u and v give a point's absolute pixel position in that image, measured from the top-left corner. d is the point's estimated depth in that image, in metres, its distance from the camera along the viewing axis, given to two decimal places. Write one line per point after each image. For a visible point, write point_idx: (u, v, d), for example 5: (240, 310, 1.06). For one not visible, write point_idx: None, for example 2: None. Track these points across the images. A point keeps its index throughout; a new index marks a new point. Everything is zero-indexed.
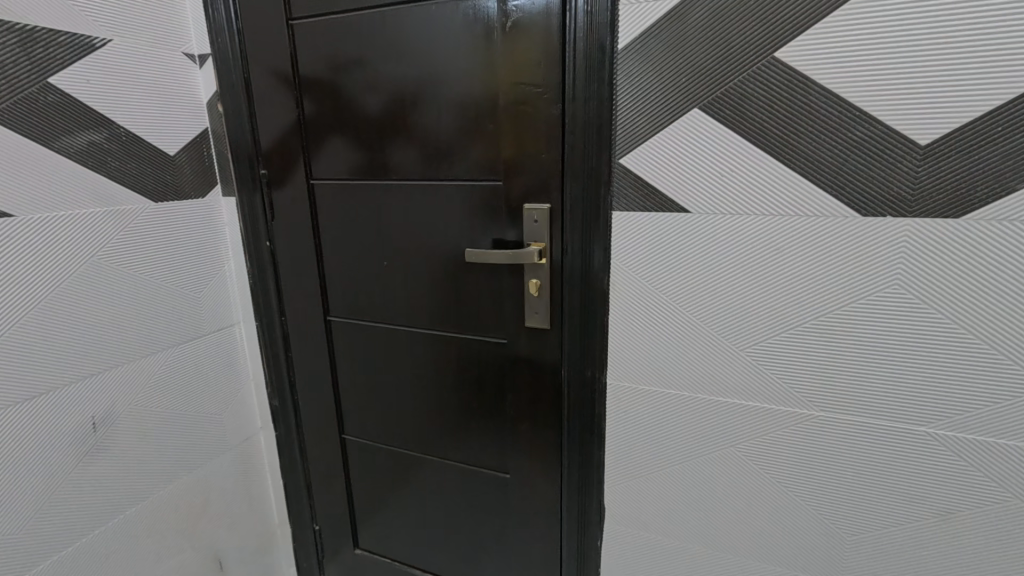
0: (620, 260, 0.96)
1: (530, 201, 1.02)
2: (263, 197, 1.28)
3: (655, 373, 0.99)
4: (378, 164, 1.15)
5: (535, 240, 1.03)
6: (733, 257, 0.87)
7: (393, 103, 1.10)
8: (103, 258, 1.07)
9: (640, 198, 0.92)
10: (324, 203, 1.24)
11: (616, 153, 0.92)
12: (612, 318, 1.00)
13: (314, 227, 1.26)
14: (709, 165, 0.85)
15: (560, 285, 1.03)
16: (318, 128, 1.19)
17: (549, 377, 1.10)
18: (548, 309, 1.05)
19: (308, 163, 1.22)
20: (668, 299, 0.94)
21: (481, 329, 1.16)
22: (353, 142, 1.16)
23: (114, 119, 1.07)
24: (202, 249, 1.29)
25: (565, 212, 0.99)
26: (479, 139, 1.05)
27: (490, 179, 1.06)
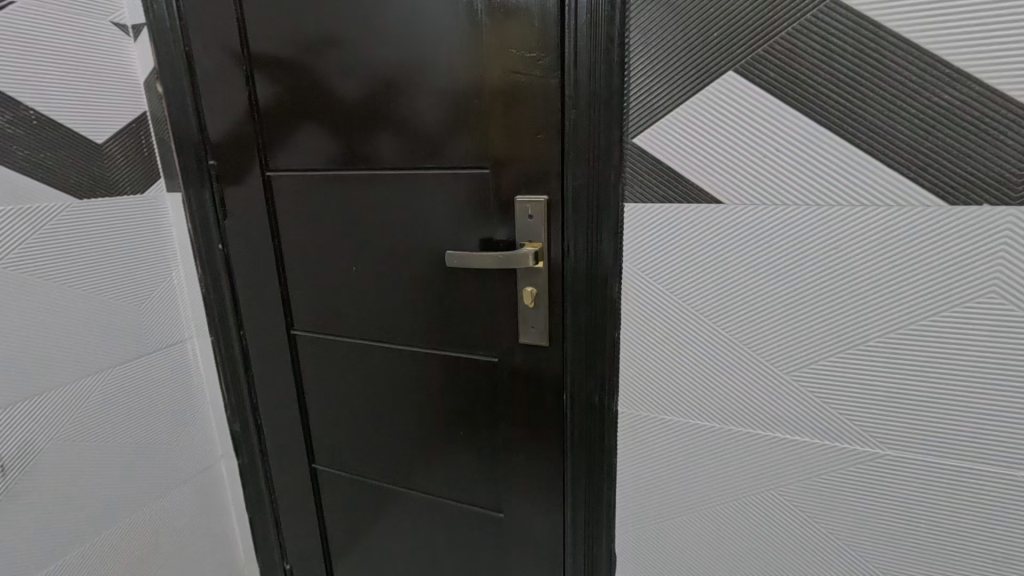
0: (634, 263, 0.78)
1: (525, 193, 0.84)
2: (213, 192, 1.10)
3: (678, 399, 0.81)
4: (344, 151, 0.98)
5: (530, 240, 0.85)
6: (778, 258, 0.70)
7: (357, 78, 0.92)
8: (12, 267, 0.89)
9: (658, 187, 0.74)
10: (284, 198, 1.06)
11: (628, 131, 0.74)
12: (625, 334, 0.82)
13: (273, 227, 1.08)
14: (747, 143, 0.68)
15: (561, 295, 0.86)
16: (273, 110, 1.01)
17: (548, 403, 0.93)
18: (547, 323, 0.87)
19: (263, 152, 1.04)
20: (693, 310, 0.77)
21: (467, 345, 0.98)
22: (314, 126, 0.98)
23: (21, 100, 0.89)
24: (144, 255, 1.10)
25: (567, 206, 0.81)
26: (460, 118, 0.87)
27: (475, 167, 0.88)
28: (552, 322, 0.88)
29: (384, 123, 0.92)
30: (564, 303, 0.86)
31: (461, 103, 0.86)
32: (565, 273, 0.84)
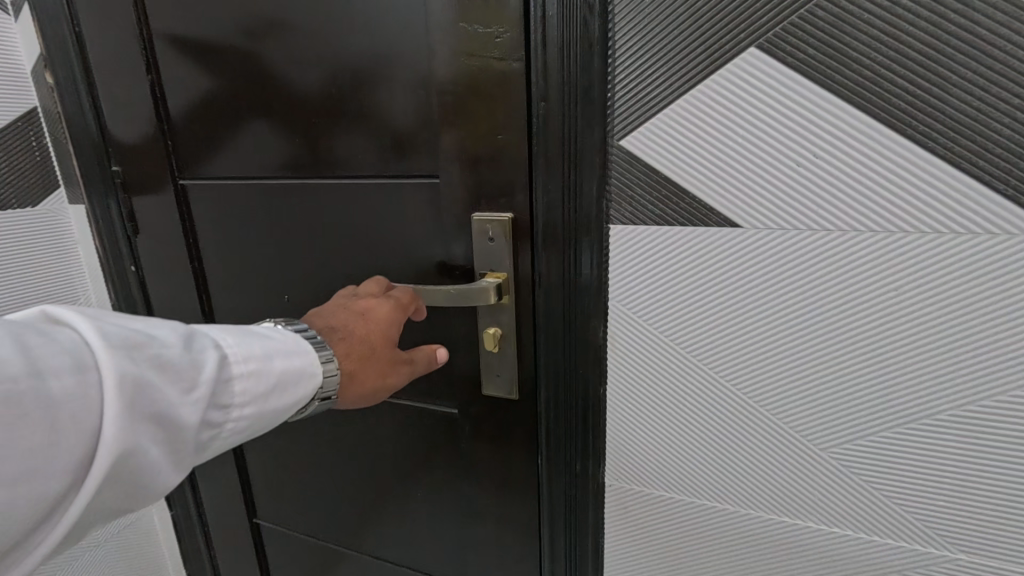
0: (622, 301, 0.61)
1: (483, 209, 0.65)
2: (120, 202, 0.91)
3: (678, 472, 0.64)
4: (266, 154, 0.79)
5: (492, 269, 0.66)
6: (814, 302, 0.52)
7: (277, 65, 0.73)
8: None
9: (653, 203, 0.56)
10: (202, 212, 0.88)
11: (613, 131, 0.57)
12: (611, 388, 0.65)
13: (192, 245, 0.90)
14: (772, 147, 0.50)
15: (531, 339, 0.67)
16: (183, 106, 0.82)
17: (518, 470, 0.74)
18: (515, 375, 0.69)
19: (173, 157, 0.86)
20: (697, 362, 0.59)
21: (418, 395, 0.79)
22: (230, 125, 0.80)
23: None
24: (35, 277, 0.92)
25: (536, 228, 0.63)
26: (402, 114, 0.68)
27: (422, 175, 0.69)
28: (521, 372, 0.69)
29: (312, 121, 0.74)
30: (536, 349, 0.67)
31: (403, 94, 0.67)
32: (536, 312, 0.66)
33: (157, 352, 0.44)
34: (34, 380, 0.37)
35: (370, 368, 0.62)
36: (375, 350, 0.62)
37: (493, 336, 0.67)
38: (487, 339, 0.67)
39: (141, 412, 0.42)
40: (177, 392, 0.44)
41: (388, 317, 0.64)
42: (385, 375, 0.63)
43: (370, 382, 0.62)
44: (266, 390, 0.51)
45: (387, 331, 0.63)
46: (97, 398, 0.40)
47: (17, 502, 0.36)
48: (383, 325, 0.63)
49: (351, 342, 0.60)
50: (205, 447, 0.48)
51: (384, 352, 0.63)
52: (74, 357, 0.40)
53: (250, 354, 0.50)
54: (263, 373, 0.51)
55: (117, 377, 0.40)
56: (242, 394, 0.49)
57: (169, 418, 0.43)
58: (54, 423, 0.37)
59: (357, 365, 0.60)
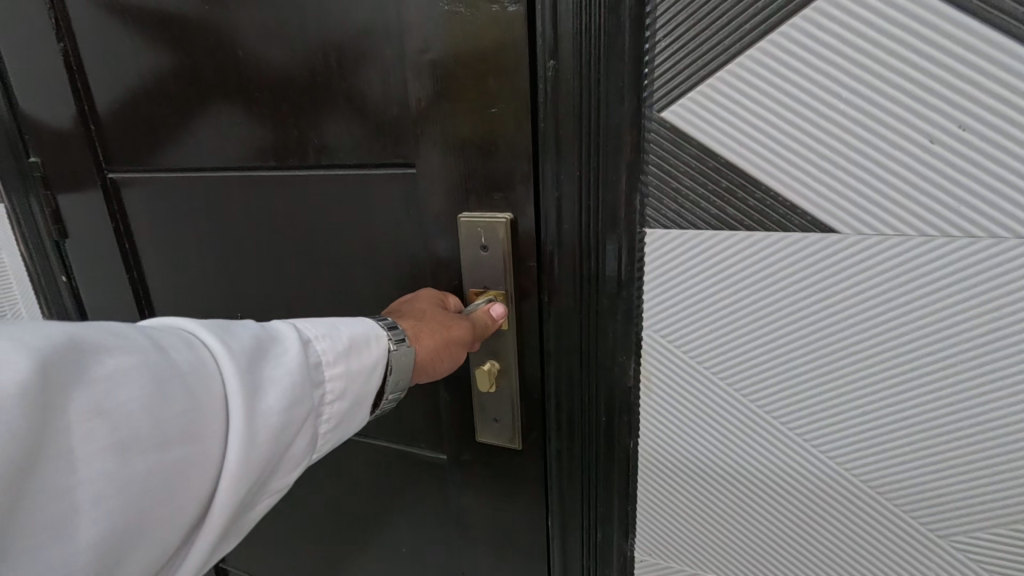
0: (661, 331, 0.45)
1: (473, 207, 0.49)
2: (39, 200, 0.75)
3: (733, 551, 0.49)
4: (201, 137, 0.62)
5: (485, 286, 0.50)
6: (948, 338, 0.36)
7: (203, 22, 0.56)
8: None
9: (708, 201, 0.40)
10: (135, 211, 0.72)
11: (652, 98, 0.40)
12: (645, 445, 0.49)
13: (127, 251, 0.74)
14: (893, 115, 0.34)
15: (537, 375, 0.52)
16: (98, 81, 0.66)
17: (523, 537, 0.58)
18: (517, 422, 0.53)
19: (95, 145, 0.69)
20: (764, 415, 0.43)
21: (399, 436, 0.64)
22: (154, 104, 0.63)
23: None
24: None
25: (545, 234, 0.47)
26: (365, 82, 0.51)
27: (392, 163, 0.53)
28: (526, 416, 0.53)
29: (250, 93, 0.57)
30: (545, 390, 0.52)
31: (362, 55, 0.50)
32: (544, 343, 0.50)
33: (252, 330, 0.35)
34: (153, 350, 0.29)
35: (425, 325, 0.45)
36: (425, 310, 0.46)
37: (489, 375, 0.51)
38: (482, 377, 0.50)
39: (259, 384, 0.33)
40: (285, 363, 0.35)
41: (429, 295, 0.50)
42: (450, 327, 0.45)
43: (428, 337, 0.44)
44: (367, 357, 0.39)
45: (432, 300, 0.49)
46: (212, 371, 0.31)
47: (172, 487, 0.28)
48: (434, 298, 0.49)
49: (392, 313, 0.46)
50: (321, 437, 0.38)
51: (437, 310, 0.47)
52: (173, 334, 0.32)
53: (325, 324, 0.39)
54: (356, 337, 0.39)
55: (227, 347, 0.32)
56: (341, 360, 0.38)
57: (279, 388, 0.33)
58: (191, 393, 0.30)
59: (411, 328, 0.44)
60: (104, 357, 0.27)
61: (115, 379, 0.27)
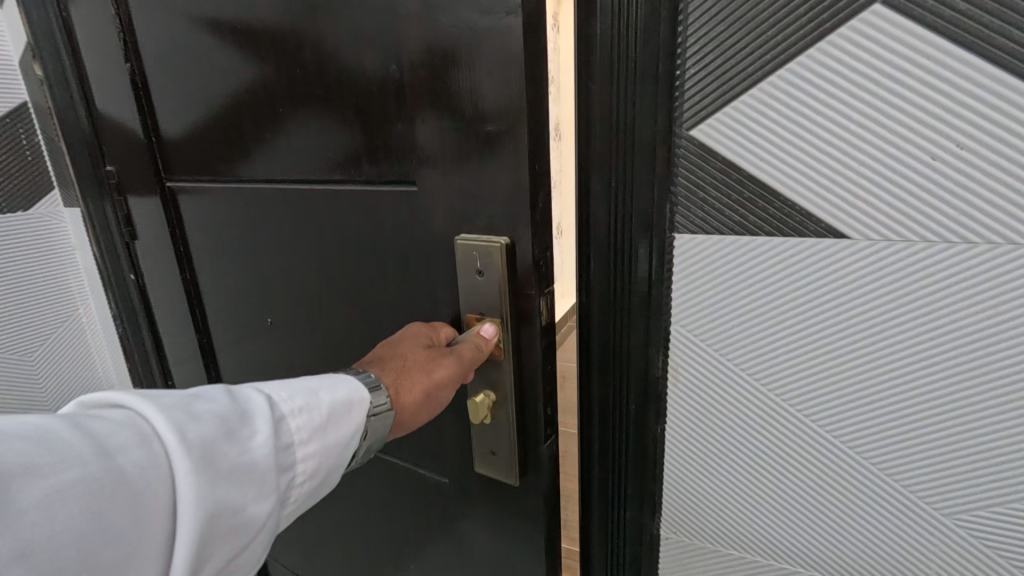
0: (687, 327, 0.50)
1: (469, 234, 0.53)
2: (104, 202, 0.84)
3: (753, 530, 0.53)
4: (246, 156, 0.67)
5: (481, 313, 0.55)
6: (948, 335, 0.40)
7: (245, 44, 0.61)
8: None
9: (732, 209, 0.45)
10: (189, 221, 0.78)
11: (682, 118, 0.45)
12: (671, 430, 0.54)
13: (184, 254, 0.81)
14: (898, 137, 0.38)
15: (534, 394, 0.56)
16: (165, 99, 0.72)
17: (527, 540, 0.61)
18: (513, 447, 0.57)
19: (158, 156, 0.76)
20: (781, 403, 0.48)
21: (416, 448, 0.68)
22: (203, 120, 0.68)
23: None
24: (32, 278, 0.86)
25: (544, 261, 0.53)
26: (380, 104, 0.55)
27: (397, 181, 0.57)
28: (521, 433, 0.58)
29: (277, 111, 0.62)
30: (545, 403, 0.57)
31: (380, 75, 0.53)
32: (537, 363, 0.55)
33: (212, 411, 0.35)
34: (96, 461, 0.29)
35: (410, 375, 0.51)
36: (410, 356, 0.52)
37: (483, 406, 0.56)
38: (479, 408, 0.55)
39: (220, 478, 0.33)
40: (249, 448, 0.36)
41: (417, 331, 0.55)
42: (433, 376, 0.51)
43: (415, 388, 0.50)
44: (336, 430, 0.43)
45: (418, 339, 0.54)
46: (165, 471, 0.32)
47: None
48: (417, 339, 0.54)
49: (376, 363, 0.52)
50: (284, 513, 0.40)
51: (422, 352, 0.52)
52: (124, 427, 0.32)
53: (296, 394, 0.41)
54: (323, 408, 0.42)
55: (184, 439, 0.33)
56: (311, 436, 0.41)
57: (240, 481, 0.34)
58: (137, 505, 0.30)
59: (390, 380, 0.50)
60: (37, 478, 0.27)
61: (53, 502, 0.27)
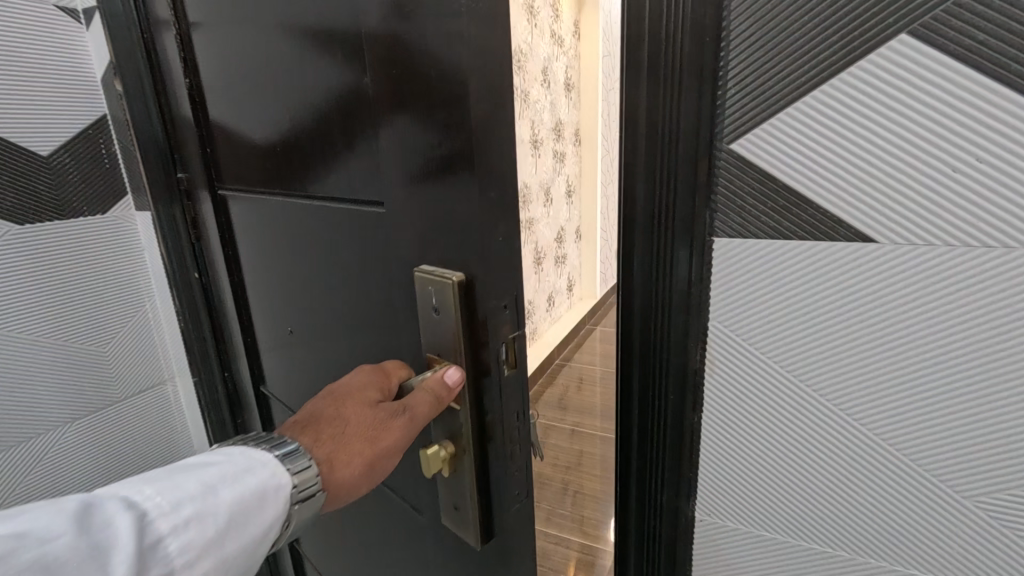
0: (724, 323, 0.55)
1: (429, 266, 0.56)
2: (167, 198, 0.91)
3: (783, 512, 0.57)
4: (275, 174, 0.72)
5: (439, 357, 0.58)
6: (968, 332, 0.44)
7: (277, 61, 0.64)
8: None
9: (768, 215, 0.50)
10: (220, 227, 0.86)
11: (723, 133, 0.50)
12: (707, 419, 0.59)
13: (232, 257, 0.87)
14: (922, 153, 0.43)
15: (501, 436, 0.59)
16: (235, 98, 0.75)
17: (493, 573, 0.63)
18: (476, 494, 0.60)
19: (211, 165, 0.83)
20: (813, 393, 0.52)
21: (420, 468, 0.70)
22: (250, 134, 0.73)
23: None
24: (105, 271, 0.93)
25: (506, 306, 0.55)
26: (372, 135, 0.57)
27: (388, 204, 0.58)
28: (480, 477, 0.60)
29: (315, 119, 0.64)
30: (506, 442, 0.59)
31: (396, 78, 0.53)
32: (500, 403, 0.58)
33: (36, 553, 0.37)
34: None
35: (349, 445, 0.55)
36: (357, 421, 0.56)
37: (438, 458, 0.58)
38: (432, 462, 0.58)
39: None
40: None
41: (367, 385, 0.59)
42: (376, 441, 0.55)
43: (358, 457, 0.55)
44: (224, 543, 0.46)
45: (367, 396, 0.58)
46: None
47: None
48: (360, 399, 0.57)
49: (319, 428, 0.56)
50: None
51: (369, 414, 0.56)
52: None
53: (175, 511, 0.44)
54: (211, 523, 0.45)
55: None
56: (198, 550, 0.44)
57: None
58: None
59: (330, 451, 0.54)
60: None
61: None
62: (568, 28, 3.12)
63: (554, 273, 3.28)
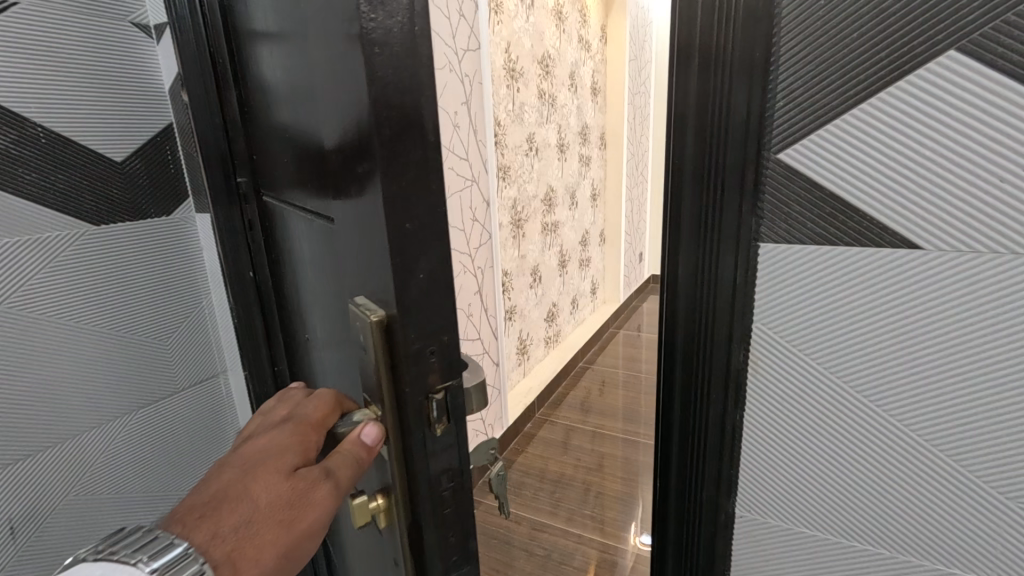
0: (768, 324, 0.57)
1: (365, 297, 0.44)
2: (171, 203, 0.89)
3: (822, 507, 0.59)
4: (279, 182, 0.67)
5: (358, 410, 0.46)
6: (1014, 335, 0.46)
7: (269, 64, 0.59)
8: (32, 310, 0.82)
9: (814, 221, 0.52)
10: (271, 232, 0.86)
11: (771, 142, 0.52)
12: (750, 418, 0.60)
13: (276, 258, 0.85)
14: (968, 163, 0.44)
15: (428, 505, 0.46)
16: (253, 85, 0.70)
17: None
18: (406, 563, 0.47)
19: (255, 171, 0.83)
20: (854, 392, 0.54)
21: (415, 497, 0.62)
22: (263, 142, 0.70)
23: (14, 119, 0.78)
24: (168, 269, 0.98)
25: (433, 351, 0.43)
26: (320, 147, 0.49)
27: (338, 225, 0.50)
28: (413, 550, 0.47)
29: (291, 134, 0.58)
30: (441, 509, 0.47)
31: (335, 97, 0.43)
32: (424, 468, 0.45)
33: None
34: None
35: (254, 535, 0.41)
36: (262, 498, 0.42)
37: (368, 509, 0.46)
38: (356, 511, 0.46)
39: None
40: None
41: (277, 447, 0.46)
42: (290, 521, 0.42)
43: (270, 545, 0.41)
44: None
45: (278, 462, 0.45)
46: None
47: None
48: (273, 463, 0.44)
49: (211, 514, 0.41)
50: None
51: (279, 487, 0.43)
52: None
53: None
54: None
55: None
56: None
57: None
58: None
59: (228, 543, 0.40)
60: None
61: None
62: (596, 32, 3.13)
63: (579, 275, 3.29)
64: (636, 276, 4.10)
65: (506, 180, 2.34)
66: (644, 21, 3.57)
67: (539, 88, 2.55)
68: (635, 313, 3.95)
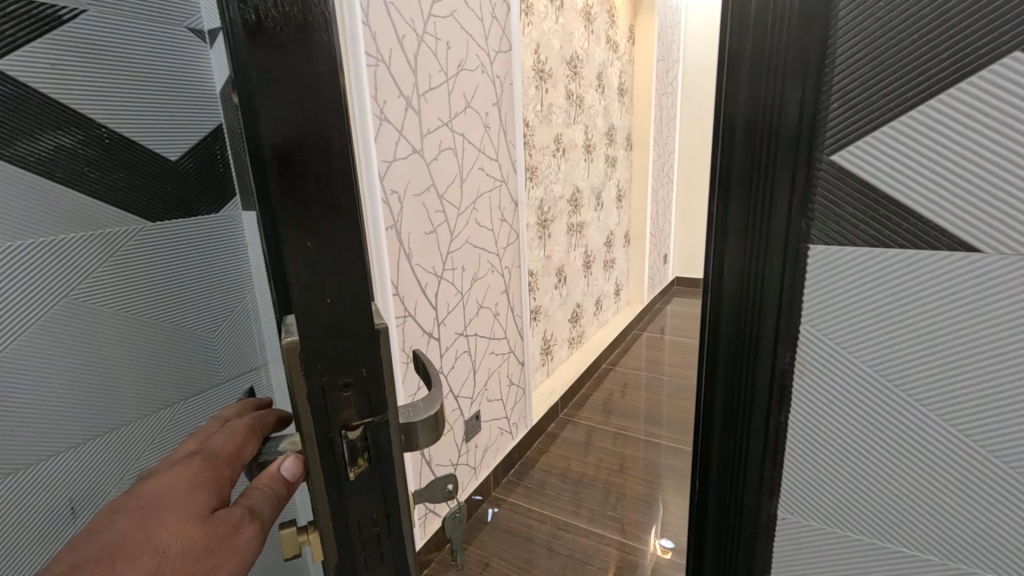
0: (816, 326, 0.56)
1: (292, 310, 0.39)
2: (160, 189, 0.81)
3: (868, 511, 0.59)
4: None
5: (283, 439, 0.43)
6: None
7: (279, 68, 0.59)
8: (96, 301, 0.85)
9: (866, 223, 0.52)
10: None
11: (823, 143, 0.52)
12: (795, 420, 0.60)
13: None
14: None
15: (348, 549, 0.41)
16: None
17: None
18: None
19: None
20: (905, 395, 0.54)
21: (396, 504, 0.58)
22: None
23: (102, 126, 0.83)
24: (218, 265, 1.01)
25: (348, 385, 0.37)
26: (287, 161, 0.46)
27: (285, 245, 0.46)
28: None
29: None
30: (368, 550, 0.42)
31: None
32: (341, 510, 0.40)
33: None
34: None
35: None
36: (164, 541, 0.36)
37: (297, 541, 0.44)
38: (285, 540, 0.43)
39: None
40: None
41: (184, 483, 0.39)
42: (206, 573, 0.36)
43: None
44: None
45: (190, 500, 0.38)
46: None
47: None
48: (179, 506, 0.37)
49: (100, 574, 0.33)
50: None
51: (190, 528, 0.37)
52: None
53: None
54: None
55: None
56: None
57: None
58: None
59: None
60: None
61: None
62: (623, 32, 3.12)
63: (602, 276, 3.28)
64: (659, 278, 4.07)
65: (533, 181, 2.35)
66: (673, 20, 3.54)
67: (567, 89, 2.56)
68: (658, 314, 3.92)
